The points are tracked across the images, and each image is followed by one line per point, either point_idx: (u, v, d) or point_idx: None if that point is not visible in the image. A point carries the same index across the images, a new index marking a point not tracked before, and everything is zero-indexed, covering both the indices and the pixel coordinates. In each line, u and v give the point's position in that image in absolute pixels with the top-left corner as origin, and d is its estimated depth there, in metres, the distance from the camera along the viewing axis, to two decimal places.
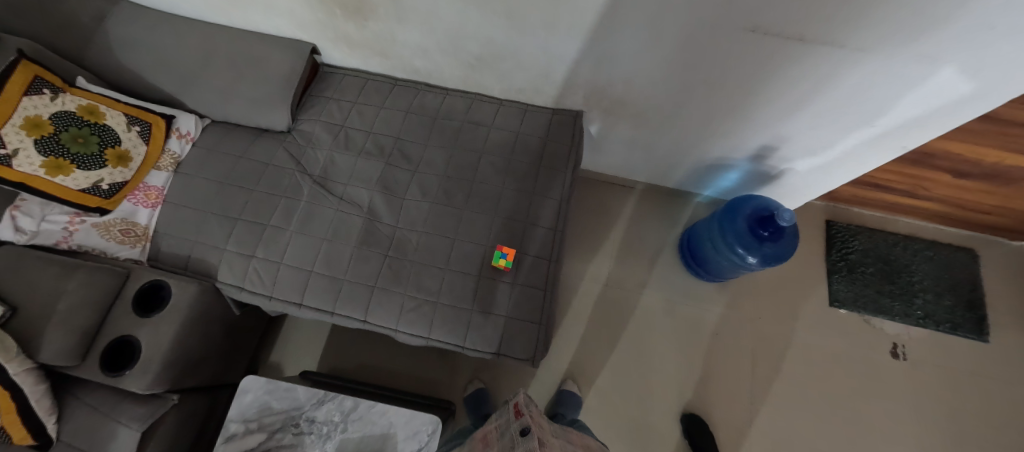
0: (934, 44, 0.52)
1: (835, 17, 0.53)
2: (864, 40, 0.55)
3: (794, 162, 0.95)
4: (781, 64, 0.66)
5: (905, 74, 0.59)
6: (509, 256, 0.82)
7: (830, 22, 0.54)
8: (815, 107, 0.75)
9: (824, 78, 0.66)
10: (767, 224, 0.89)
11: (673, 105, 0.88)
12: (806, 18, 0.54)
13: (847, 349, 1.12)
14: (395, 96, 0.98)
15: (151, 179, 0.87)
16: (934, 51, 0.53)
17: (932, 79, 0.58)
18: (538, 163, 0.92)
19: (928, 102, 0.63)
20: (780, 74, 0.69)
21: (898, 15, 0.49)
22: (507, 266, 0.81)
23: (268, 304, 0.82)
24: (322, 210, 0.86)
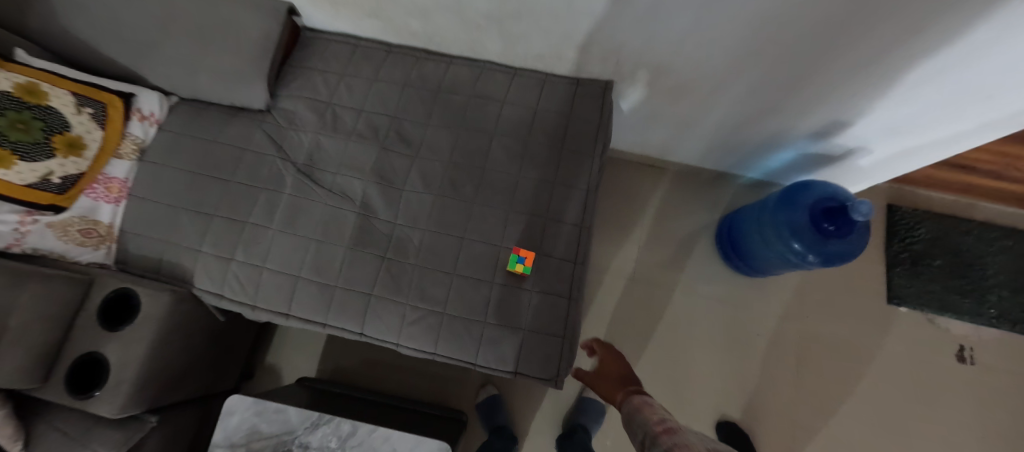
0: None
1: None
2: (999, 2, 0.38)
3: (866, 139, 0.78)
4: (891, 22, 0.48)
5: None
6: (528, 260, 0.70)
7: None
8: (921, 76, 0.56)
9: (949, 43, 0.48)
10: (835, 217, 0.74)
11: (724, 72, 0.70)
12: None
13: (905, 352, 0.99)
14: (389, 66, 0.83)
15: (112, 169, 0.75)
16: None
17: None
18: (560, 146, 0.78)
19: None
20: (884, 35, 0.51)
21: None
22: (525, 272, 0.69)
23: (252, 314, 0.72)
24: (308, 204, 0.74)
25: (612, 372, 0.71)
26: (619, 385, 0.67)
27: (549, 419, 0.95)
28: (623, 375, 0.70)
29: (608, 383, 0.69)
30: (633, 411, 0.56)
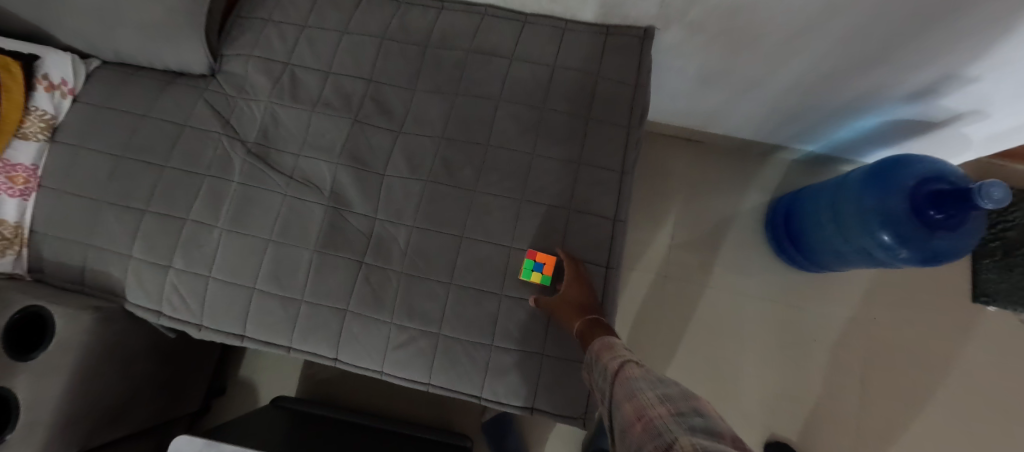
0: None
1: None
2: None
3: (991, 99, 0.59)
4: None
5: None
6: (546, 268, 0.53)
7: None
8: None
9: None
10: (946, 204, 0.56)
11: (813, 10, 0.50)
12: None
13: (989, 357, 0.84)
14: (364, 13, 0.64)
15: (15, 154, 0.58)
16: None
17: None
18: (586, 114, 0.60)
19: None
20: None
21: None
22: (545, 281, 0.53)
23: (200, 335, 0.57)
24: (263, 195, 0.57)
25: (577, 303, 0.49)
26: (580, 313, 0.48)
27: (567, 438, 0.82)
28: (584, 302, 0.49)
29: (569, 307, 0.49)
30: (594, 358, 0.38)
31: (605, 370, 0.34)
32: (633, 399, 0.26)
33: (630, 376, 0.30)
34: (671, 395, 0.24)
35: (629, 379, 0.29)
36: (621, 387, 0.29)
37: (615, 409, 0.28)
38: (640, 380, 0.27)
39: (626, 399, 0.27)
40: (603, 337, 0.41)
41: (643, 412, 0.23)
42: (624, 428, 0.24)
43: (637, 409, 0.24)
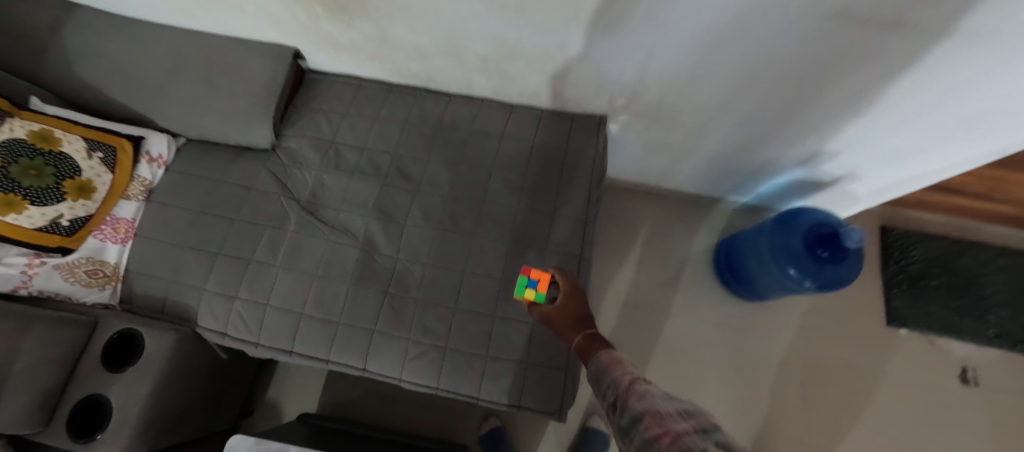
0: None
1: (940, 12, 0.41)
2: (981, 44, 0.43)
3: (856, 165, 0.81)
4: (887, 55, 0.50)
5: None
6: (539, 286, 0.63)
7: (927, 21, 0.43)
8: (913, 108, 0.60)
9: (943, 77, 0.51)
10: (829, 243, 0.76)
11: (719, 101, 0.73)
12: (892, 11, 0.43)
13: (908, 373, 0.99)
14: (391, 104, 0.86)
15: (120, 210, 0.77)
16: None
17: None
18: (558, 179, 0.80)
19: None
20: (881, 66, 0.53)
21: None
22: (536, 297, 0.63)
23: (254, 351, 0.72)
24: (311, 241, 0.75)
25: (573, 313, 0.56)
26: (573, 322, 0.54)
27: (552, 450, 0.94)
28: (579, 312, 0.55)
29: (566, 318, 0.55)
30: (599, 370, 0.39)
31: (615, 383, 0.34)
32: (654, 414, 0.26)
33: (648, 394, 0.29)
34: (693, 410, 0.25)
35: (646, 394, 0.29)
36: (636, 400, 0.29)
37: (630, 424, 0.28)
38: (657, 396, 0.28)
39: (646, 414, 0.27)
40: (607, 350, 0.41)
41: (669, 426, 0.24)
42: (645, 445, 0.25)
43: (661, 424, 0.24)
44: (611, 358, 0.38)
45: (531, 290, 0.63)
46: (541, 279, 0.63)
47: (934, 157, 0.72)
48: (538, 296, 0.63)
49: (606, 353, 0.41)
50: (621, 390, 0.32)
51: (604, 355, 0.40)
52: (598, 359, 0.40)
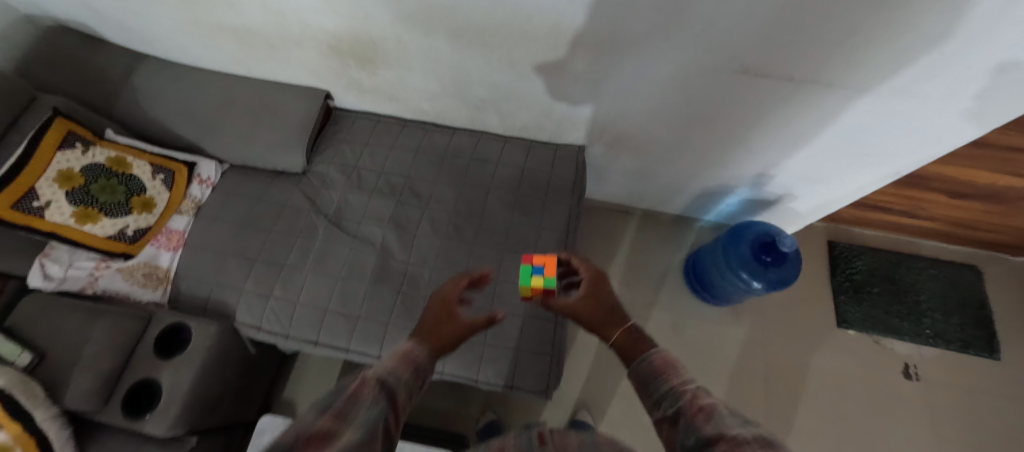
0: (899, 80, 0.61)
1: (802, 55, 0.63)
2: (840, 78, 0.65)
3: (791, 186, 0.99)
4: (784, 92, 0.72)
5: (897, 109, 0.67)
6: (545, 272, 0.64)
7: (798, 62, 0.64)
8: (818, 135, 0.80)
9: (828, 111, 0.73)
10: (769, 250, 0.91)
11: (674, 131, 0.92)
12: (775, 57, 0.65)
13: (860, 369, 1.12)
14: (405, 136, 1.02)
15: (174, 223, 0.91)
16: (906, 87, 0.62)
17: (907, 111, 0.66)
18: (545, 197, 0.96)
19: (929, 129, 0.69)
20: (783, 101, 0.74)
21: (861, 54, 0.59)
22: (545, 285, 0.63)
23: (284, 343, 0.84)
24: (336, 249, 0.89)
25: (603, 305, 0.50)
26: (608, 318, 0.48)
27: None
28: (609, 307, 0.50)
29: (595, 312, 0.49)
30: (646, 371, 0.37)
31: (674, 394, 0.32)
32: (726, 438, 0.24)
33: (715, 413, 0.28)
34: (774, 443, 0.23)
35: (710, 413, 0.28)
36: (698, 415, 0.28)
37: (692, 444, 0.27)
38: (728, 419, 0.27)
39: (721, 440, 0.25)
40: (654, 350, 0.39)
41: None
42: None
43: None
44: (658, 359, 0.37)
45: (537, 280, 0.64)
46: (546, 265, 0.64)
47: (846, 180, 0.91)
48: (547, 284, 0.64)
49: (653, 354, 0.39)
50: (681, 400, 0.31)
51: (652, 354, 0.38)
52: (640, 359, 0.39)
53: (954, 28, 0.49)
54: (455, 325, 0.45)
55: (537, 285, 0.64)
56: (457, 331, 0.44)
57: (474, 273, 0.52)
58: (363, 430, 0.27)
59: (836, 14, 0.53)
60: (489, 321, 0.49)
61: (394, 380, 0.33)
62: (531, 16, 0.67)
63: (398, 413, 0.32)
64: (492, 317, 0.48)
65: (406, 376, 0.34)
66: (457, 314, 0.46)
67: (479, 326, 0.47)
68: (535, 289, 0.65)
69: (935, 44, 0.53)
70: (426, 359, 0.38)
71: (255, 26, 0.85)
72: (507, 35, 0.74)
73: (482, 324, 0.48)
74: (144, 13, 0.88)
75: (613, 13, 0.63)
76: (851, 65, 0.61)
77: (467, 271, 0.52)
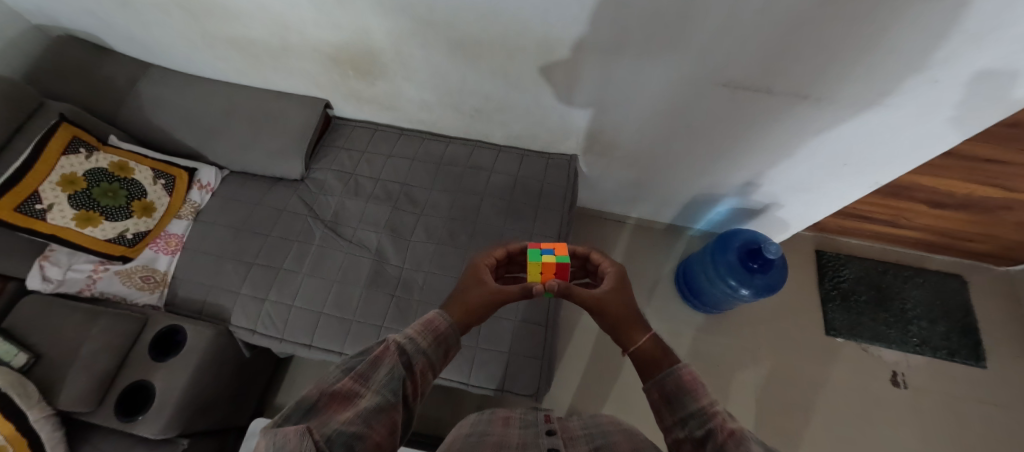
0: (869, 89, 0.66)
1: (778, 68, 0.67)
2: (814, 90, 0.69)
3: (777, 195, 1.03)
4: (764, 104, 0.76)
5: (875, 121, 0.71)
6: (556, 251, 0.58)
7: (775, 74, 0.69)
8: (799, 146, 0.84)
9: (809, 121, 0.77)
10: (756, 256, 0.94)
11: (663, 141, 0.95)
12: (754, 70, 0.69)
13: (849, 377, 1.13)
14: (401, 144, 1.05)
15: (173, 227, 0.93)
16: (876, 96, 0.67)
17: (880, 120, 0.71)
18: (537, 204, 0.98)
19: (907, 142, 0.74)
20: (764, 112, 0.78)
21: (831, 67, 0.64)
22: (559, 261, 0.56)
23: (279, 346, 0.85)
24: (332, 253, 0.91)
25: (626, 305, 0.48)
26: (634, 324, 0.46)
27: None
28: (632, 310, 0.48)
29: (623, 310, 0.47)
30: (673, 388, 0.37)
31: (704, 415, 0.33)
32: None
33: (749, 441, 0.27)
34: None
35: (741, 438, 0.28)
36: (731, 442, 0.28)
37: None
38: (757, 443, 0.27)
39: None
40: (682, 366, 0.39)
41: None
42: None
43: None
44: (683, 374, 0.38)
45: (549, 258, 0.57)
46: (559, 246, 0.59)
47: (829, 189, 0.94)
48: (560, 262, 0.57)
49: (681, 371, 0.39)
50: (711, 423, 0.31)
51: (679, 369, 0.39)
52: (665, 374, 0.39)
53: (917, 39, 0.54)
54: (482, 291, 0.47)
55: (548, 262, 0.57)
56: (486, 296, 0.47)
57: (508, 249, 0.58)
58: (380, 393, 0.30)
59: (807, 27, 0.58)
60: (525, 292, 0.49)
61: (414, 348, 0.36)
62: (524, 29, 0.71)
63: (417, 378, 0.35)
64: (526, 285, 0.48)
65: (427, 344, 0.38)
66: (487, 280, 0.49)
67: (512, 293, 0.48)
68: (544, 267, 0.57)
69: (895, 58, 0.58)
70: (447, 328, 0.41)
71: (259, 38, 0.88)
72: (501, 48, 0.77)
73: (516, 293, 0.48)
74: (151, 24, 0.91)
75: (600, 26, 0.67)
76: (826, 77, 0.66)
77: (501, 247, 0.58)
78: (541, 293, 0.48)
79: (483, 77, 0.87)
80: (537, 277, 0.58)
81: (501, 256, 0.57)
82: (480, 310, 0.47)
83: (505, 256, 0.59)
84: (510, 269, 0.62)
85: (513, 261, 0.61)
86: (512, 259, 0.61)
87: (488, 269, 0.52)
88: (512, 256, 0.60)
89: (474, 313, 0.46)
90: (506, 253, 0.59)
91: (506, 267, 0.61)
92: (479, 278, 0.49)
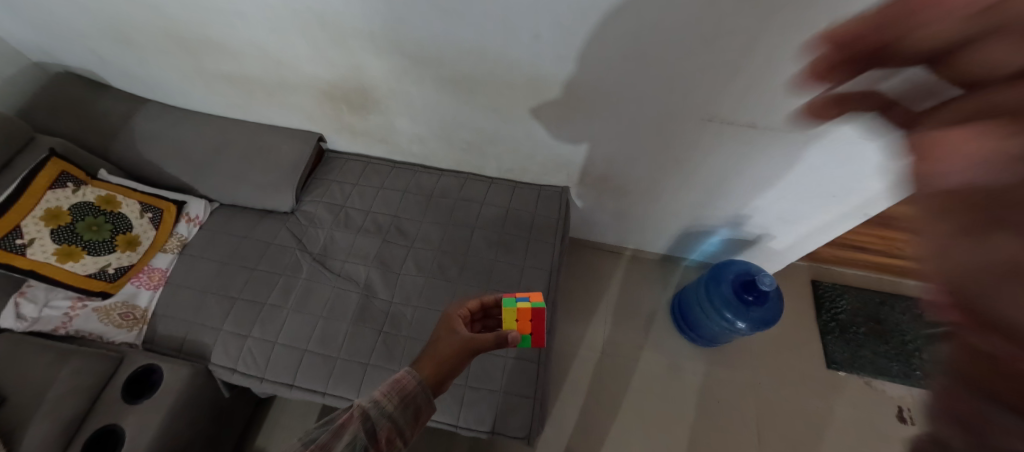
0: (850, 123, 0.67)
1: (760, 104, 0.69)
2: (797, 125, 0.71)
3: (769, 226, 1.03)
4: (747, 140, 0.78)
5: (858, 154, 0.73)
6: (532, 297, 0.61)
7: (758, 109, 0.70)
8: (787, 179, 0.85)
9: (793, 156, 0.79)
10: (750, 288, 0.93)
11: (653, 175, 0.96)
12: (737, 106, 0.71)
13: (856, 413, 1.09)
14: (393, 177, 1.05)
15: (156, 261, 0.91)
16: (857, 130, 0.68)
17: (865, 153, 0.72)
18: (529, 236, 0.97)
19: (889, 176, 0.75)
20: (749, 147, 0.80)
21: None
22: (533, 307, 0.59)
23: (259, 386, 0.81)
24: (320, 287, 0.89)
25: None
26: None
27: None
28: None
29: None
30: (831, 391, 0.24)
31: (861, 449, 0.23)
32: None
33: None
34: None
35: None
36: None
37: None
38: None
39: None
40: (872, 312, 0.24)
41: None
42: None
43: None
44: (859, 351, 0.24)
45: (524, 305, 0.60)
46: (534, 293, 0.62)
47: (820, 219, 0.94)
48: (535, 307, 0.60)
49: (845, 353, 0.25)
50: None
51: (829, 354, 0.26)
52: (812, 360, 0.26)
53: None
54: (452, 342, 0.47)
55: (523, 307, 0.59)
56: (458, 344, 0.47)
57: (482, 299, 0.59)
58: None
59: (783, 65, 0.60)
60: (498, 341, 0.50)
61: (378, 412, 0.39)
62: (511, 67, 0.73)
63: (380, 444, 0.38)
64: (499, 333, 0.50)
65: (393, 408, 0.40)
66: (460, 330, 0.49)
67: (485, 341, 0.48)
68: (519, 313, 0.60)
69: None
70: (417, 386, 0.42)
71: (254, 75, 0.90)
72: (491, 85, 0.79)
73: (489, 342, 0.49)
74: (149, 61, 0.94)
75: (586, 65, 0.70)
76: None
77: (475, 298, 0.59)
78: (513, 340, 0.50)
79: (474, 114, 0.89)
80: (512, 324, 0.60)
81: (476, 308, 0.58)
82: (453, 361, 0.46)
83: (480, 309, 0.60)
84: (486, 324, 0.62)
85: (489, 314, 0.62)
86: (488, 312, 0.61)
87: (460, 319, 0.52)
88: (487, 308, 0.61)
89: (446, 361, 0.46)
90: (481, 305, 0.59)
91: (482, 321, 0.61)
92: (450, 328, 0.50)
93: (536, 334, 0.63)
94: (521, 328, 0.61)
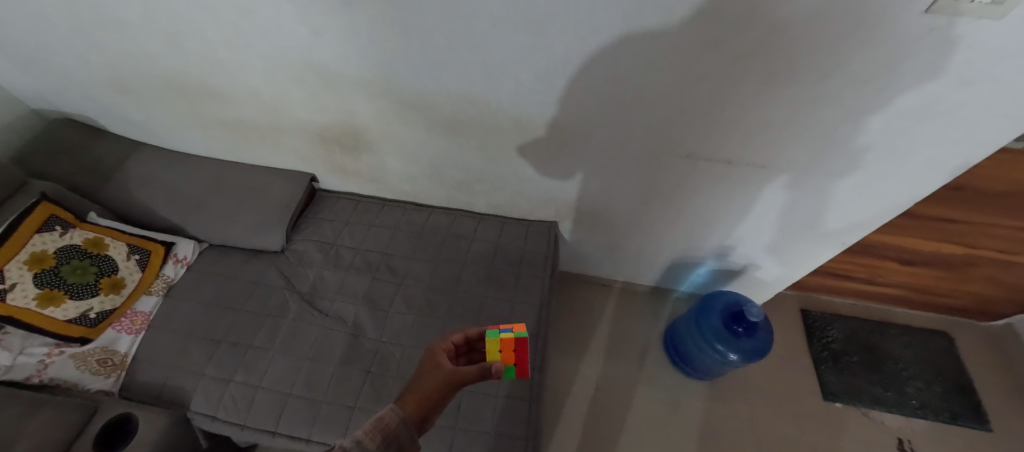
0: (818, 160, 0.71)
1: (733, 144, 0.73)
2: (770, 161, 0.75)
3: (753, 257, 1.05)
4: (725, 176, 0.82)
5: (831, 187, 0.76)
6: (515, 328, 0.61)
7: (733, 148, 0.74)
8: (765, 211, 0.88)
9: (770, 190, 0.82)
10: (739, 319, 0.94)
11: (638, 210, 0.99)
12: (711, 145, 0.75)
13: (859, 445, 1.06)
14: (384, 214, 1.07)
15: (140, 304, 0.89)
16: (826, 166, 0.72)
17: (836, 186, 0.76)
18: (518, 271, 0.98)
19: (861, 207, 0.79)
20: (727, 182, 0.83)
21: (780, 142, 0.70)
22: (516, 336, 0.60)
23: (240, 434, 0.77)
24: (307, 328, 0.88)
25: None
26: None
27: None
28: None
29: None
30: None
31: None
32: None
33: None
34: None
35: None
36: None
37: None
38: None
39: None
40: None
41: None
42: None
43: None
44: None
45: (507, 335, 0.60)
46: (516, 324, 0.63)
47: (801, 249, 0.97)
48: (518, 337, 0.60)
49: None
50: None
51: None
52: None
53: (846, 114, 0.61)
54: (437, 376, 0.47)
55: (507, 338, 0.60)
56: (441, 378, 0.47)
57: (466, 333, 0.60)
58: None
59: (752, 106, 0.64)
60: (482, 374, 0.50)
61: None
62: (498, 111, 0.77)
63: None
64: (482, 364, 0.49)
65: (377, 445, 0.36)
66: (444, 364, 0.50)
67: (468, 373, 0.48)
68: (503, 343, 0.60)
69: (834, 132, 0.65)
70: (400, 423, 0.40)
71: (250, 119, 0.93)
72: (480, 128, 0.83)
73: (472, 374, 0.49)
74: (148, 106, 0.97)
75: (568, 107, 0.73)
76: (776, 151, 0.72)
77: (459, 332, 0.60)
78: (498, 371, 0.49)
79: (463, 154, 0.92)
80: (495, 356, 0.60)
81: (459, 341, 0.59)
82: (437, 395, 0.45)
83: (464, 342, 0.60)
84: (471, 358, 0.61)
85: (473, 348, 0.62)
86: (472, 345, 0.62)
87: (445, 353, 0.53)
88: (471, 341, 0.61)
89: (429, 396, 0.45)
90: (465, 339, 0.60)
91: (467, 355, 0.61)
92: (436, 362, 0.50)
93: (521, 365, 0.62)
94: (506, 360, 0.60)
